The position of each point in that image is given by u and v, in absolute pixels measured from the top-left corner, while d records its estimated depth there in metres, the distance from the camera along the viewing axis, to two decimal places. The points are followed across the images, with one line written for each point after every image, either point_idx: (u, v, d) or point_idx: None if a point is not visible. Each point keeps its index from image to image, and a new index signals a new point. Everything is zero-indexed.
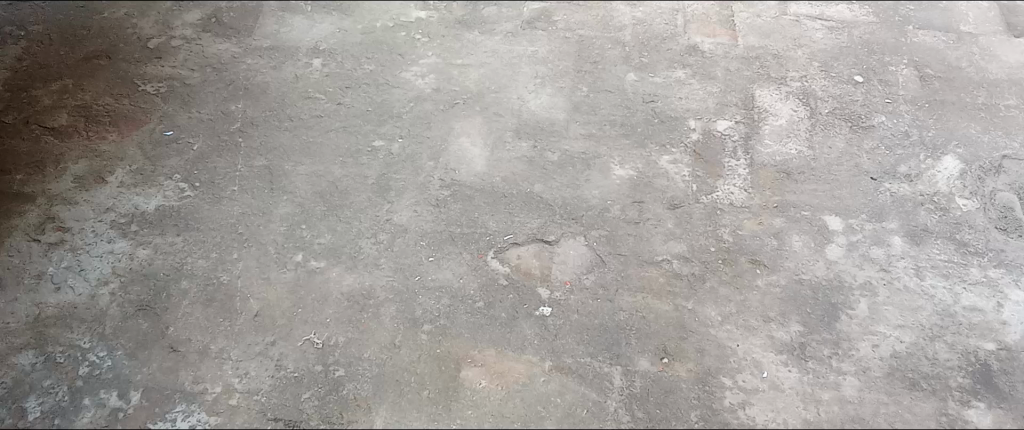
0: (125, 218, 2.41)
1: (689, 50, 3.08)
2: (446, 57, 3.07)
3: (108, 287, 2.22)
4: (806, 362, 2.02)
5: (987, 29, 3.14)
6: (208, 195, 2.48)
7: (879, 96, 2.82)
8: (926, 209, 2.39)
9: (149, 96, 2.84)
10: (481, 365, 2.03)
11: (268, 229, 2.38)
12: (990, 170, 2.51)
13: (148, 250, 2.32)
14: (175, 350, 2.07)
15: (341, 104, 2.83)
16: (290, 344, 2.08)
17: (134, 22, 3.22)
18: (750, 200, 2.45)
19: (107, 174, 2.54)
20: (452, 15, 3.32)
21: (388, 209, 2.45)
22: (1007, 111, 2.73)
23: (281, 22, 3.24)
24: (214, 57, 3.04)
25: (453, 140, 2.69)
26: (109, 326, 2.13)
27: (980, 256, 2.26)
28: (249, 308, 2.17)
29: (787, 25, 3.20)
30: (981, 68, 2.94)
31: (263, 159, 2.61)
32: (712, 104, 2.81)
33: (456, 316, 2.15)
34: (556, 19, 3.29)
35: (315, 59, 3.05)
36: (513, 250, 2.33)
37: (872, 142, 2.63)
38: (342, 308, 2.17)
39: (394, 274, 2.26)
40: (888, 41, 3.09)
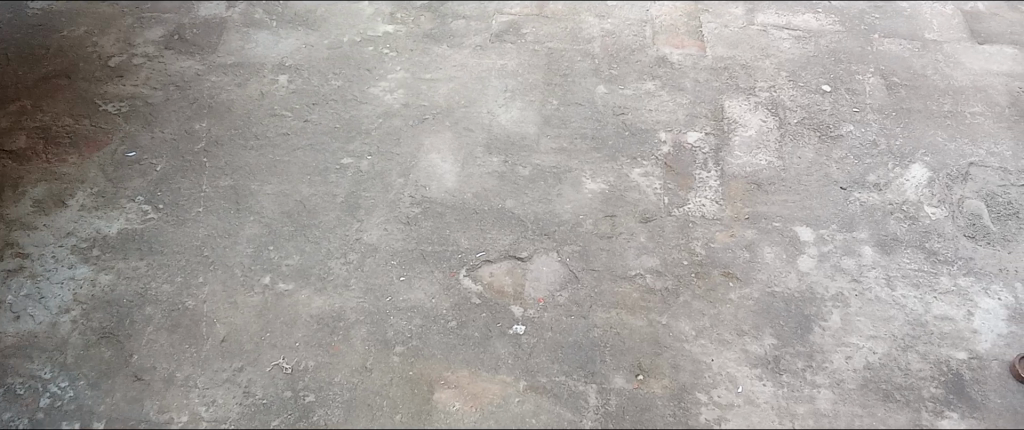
0: (86, 242, 2.35)
1: (658, 62, 3.08)
2: (415, 71, 3.04)
3: (69, 315, 2.16)
4: (780, 376, 2.01)
5: (950, 37, 3.18)
6: (172, 217, 2.43)
7: (847, 105, 2.84)
8: (896, 218, 2.41)
9: (110, 116, 2.78)
10: (454, 386, 2.00)
11: (234, 250, 2.34)
12: (957, 177, 2.54)
13: (110, 275, 2.26)
14: (139, 379, 2.01)
15: (308, 121, 2.79)
16: (258, 370, 2.04)
17: (94, 39, 3.15)
18: (722, 212, 2.45)
19: (67, 197, 2.48)
20: (420, 28, 3.29)
21: (358, 228, 2.41)
22: (972, 119, 2.76)
23: (246, 38, 3.19)
24: (178, 75, 2.98)
25: (423, 156, 2.66)
26: (70, 355, 2.07)
27: (949, 264, 2.27)
28: (216, 333, 2.12)
29: (754, 35, 3.22)
30: (946, 75, 2.97)
31: (229, 179, 2.56)
32: (682, 116, 2.80)
33: (428, 337, 2.12)
34: (525, 31, 3.27)
35: (281, 76, 3.00)
36: (485, 267, 2.30)
37: (841, 151, 2.64)
38: (312, 331, 2.13)
39: (364, 294, 2.22)
40: (855, 50, 3.11)
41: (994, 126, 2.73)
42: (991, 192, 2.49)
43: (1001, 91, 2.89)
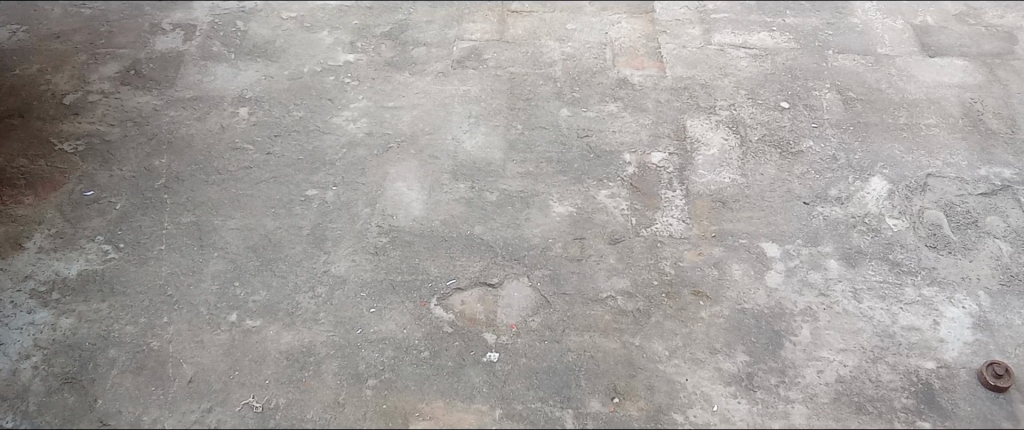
0: (45, 285, 2.28)
1: (619, 83, 3.11)
2: (378, 100, 3.03)
3: (29, 361, 2.09)
4: (755, 393, 2.02)
5: (902, 51, 3.26)
6: (134, 256, 2.37)
7: (806, 121, 2.89)
8: (859, 231, 2.45)
9: (67, 155, 2.72)
10: (430, 418, 1.98)
11: (199, 288, 2.29)
12: (916, 189, 2.59)
13: (71, 318, 2.20)
14: (105, 425, 1.95)
15: (271, 154, 2.76)
16: (228, 410, 1.99)
17: (48, 77, 3.09)
18: (689, 230, 2.46)
19: (24, 240, 2.41)
20: (381, 56, 3.29)
21: (325, 260, 2.38)
22: (927, 130, 2.83)
23: (204, 71, 3.15)
24: (135, 111, 2.93)
25: (389, 185, 2.64)
26: (31, 403, 2.00)
27: (913, 275, 2.32)
28: (183, 374, 2.07)
29: (713, 54, 3.26)
30: (899, 88, 3.04)
31: (191, 215, 2.52)
32: (645, 136, 2.83)
33: (401, 368, 2.09)
34: (486, 57, 3.28)
35: (241, 108, 2.97)
36: (455, 295, 2.28)
37: (802, 167, 2.69)
38: (282, 367, 2.09)
39: (334, 328, 2.19)
40: (810, 67, 3.18)
41: (949, 137, 2.79)
42: (949, 202, 2.55)
43: (954, 102, 2.96)
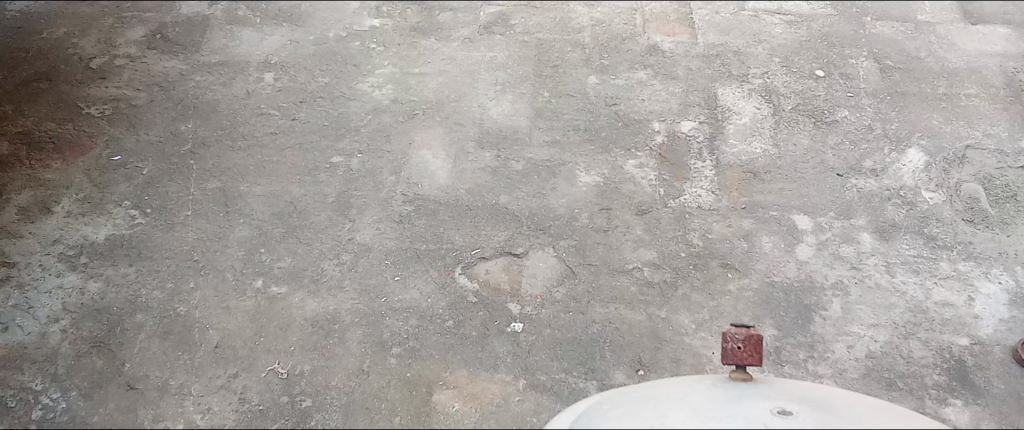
0: (73, 250, 2.30)
1: (649, 50, 3.04)
2: (403, 66, 3.00)
3: (59, 325, 2.12)
4: (782, 367, 2.00)
5: (943, 18, 3.15)
6: (160, 222, 2.38)
7: (841, 90, 2.81)
8: (894, 204, 2.39)
9: (94, 120, 2.72)
10: (453, 387, 1.97)
11: (225, 254, 2.29)
12: (954, 161, 2.52)
13: (100, 282, 2.22)
14: (133, 388, 1.97)
15: (296, 120, 2.74)
16: (253, 376, 2.00)
17: (75, 41, 3.09)
18: (718, 202, 2.42)
19: (52, 204, 2.43)
20: (407, 22, 3.24)
21: (350, 228, 2.38)
22: (968, 101, 2.74)
23: (230, 36, 3.13)
24: (161, 75, 2.93)
25: (415, 153, 2.62)
26: (61, 366, 2.02)
27: (949, 249, 2.26)
28: (209, 339, 2.08)
29: (746, 21, 3.18)
30: (939, 57, 2.95)
31: (217, 181, 2.51)
32: (675, 105, 2.77)
33: (425, 337, 2.09)
34: (514, 22, 3.23)
35: (267, 74, 2.95)
36: (480, 265, 2.27)
37: (836, 137, 2.62)
38: (307, 334, 2.10)
39: (358, 296, 2.19)
40: (848, 34, 3.09)
41: (990, 108, 2.71)
42: (988, 175, 2.48)
43: (995, 72, 2.87)
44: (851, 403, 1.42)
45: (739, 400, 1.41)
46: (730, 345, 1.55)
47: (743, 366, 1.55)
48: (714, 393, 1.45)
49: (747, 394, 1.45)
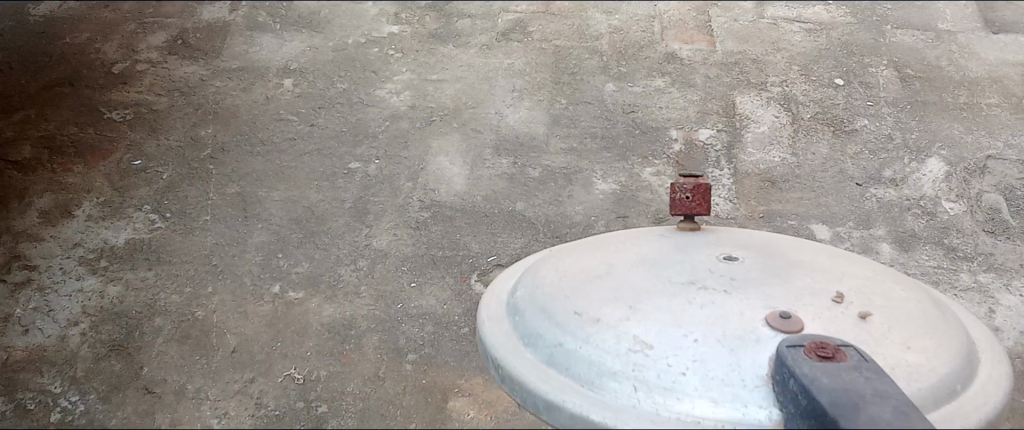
0: (94, 254, 2.32)
1: (667, 58, 3.03)
2: (421, 72, 3.01)
3: (79, 327, 2.14)
4: None
5: (965, 26, 3.13)
6: (179, 226, 2.40)
7: (861, 99, 2.79)
8: (913, 214, 2.37)
9: (115, 124, 2.75)
10: (469, 395, 1.97)
11: (243, 259, 2.31)
12: (975, 171, 2.49)
13: (119, 286, 2.24)
14: (150, 392, 1.98)
15: (314, 126, 2.76)
16: (269, 381, 2.01)
17: (97, 46, 3.12)
18: (736, 211, 2.41)
19: (74, 208, 2.46)
20: (426, 28, 3.26)
21: (367, 234, 2.38)
22: (989, 110, 2.71)
23: (250, 42, 3.16)
24: (182, 81, 2.95)
25: (432, 159, 2.63)
26: (80, 369, 2.05)
27: (969, 261, 2.24)
28: (227, 344, 2.10)
29: (765, 28, 3.17)
30: (961, 66, 2.92)
31: (235, 187, 2.53)
32: (693, 113, 2.76)
33: (441, 344, 2.09)
34: (532, 29, 3.23)
35: (286, 79, 2.97)
36: (496, 272, 2.27)
37: (856, 147, 2.60)
38: (323, 340, 2.10)
39: (374, 302, 2.20)
40: (868, 42, 3.06)
41: (1012, 118, 2.68)
42: (1010, 185, 2.45)
43: (1018, 81, 2.84)
44: (788, 258, 1.38)
45: (685, 246, 1.42)
46: (679, 196, 1.49)
47: (691, 216, 1.51)
48: (654, 243, 1.45)
49: (683, 243, 1.44)
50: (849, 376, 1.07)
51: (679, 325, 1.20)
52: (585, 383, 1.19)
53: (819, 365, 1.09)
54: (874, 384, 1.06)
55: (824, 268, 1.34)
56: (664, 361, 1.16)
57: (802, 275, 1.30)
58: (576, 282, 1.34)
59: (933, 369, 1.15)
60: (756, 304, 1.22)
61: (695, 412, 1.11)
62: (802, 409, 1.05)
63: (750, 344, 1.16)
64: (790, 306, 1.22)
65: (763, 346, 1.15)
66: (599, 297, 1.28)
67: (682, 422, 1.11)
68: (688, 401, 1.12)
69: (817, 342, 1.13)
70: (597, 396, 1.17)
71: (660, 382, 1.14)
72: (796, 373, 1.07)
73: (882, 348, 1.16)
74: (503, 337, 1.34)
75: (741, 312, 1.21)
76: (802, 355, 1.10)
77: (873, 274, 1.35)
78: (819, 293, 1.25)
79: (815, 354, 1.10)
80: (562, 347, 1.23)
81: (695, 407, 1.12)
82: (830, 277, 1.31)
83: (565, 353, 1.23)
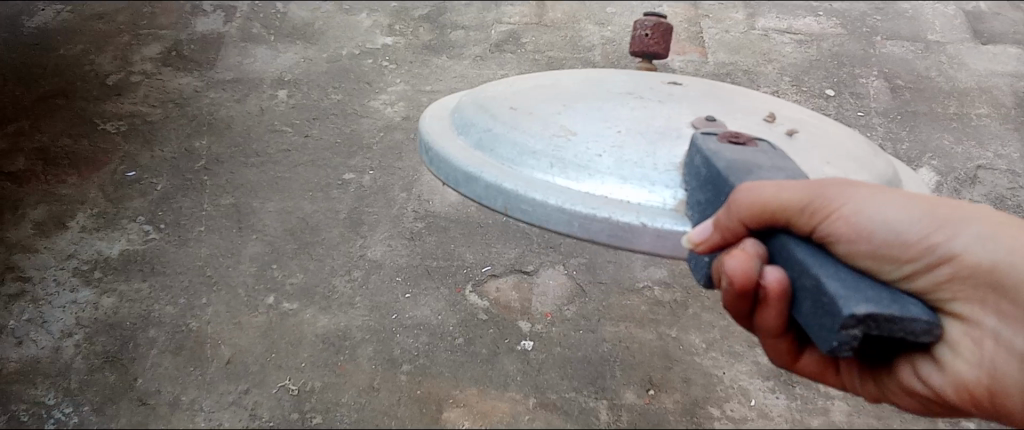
0: (88, 265, 2.32)
1: (659, 69, 3.05)
2: (415, 83, 3.02)
3: (73, 339, 2.13)
4: (794, 388, 2.01)
5: (953, 37, 3.16)
6: (173, 237, 2.40)
7: (852, 109, 2.81)
8: None
9: (109, 136, 2.75)
10: (464, 405, 1.97)
11: (237, 270, 2.31)
12: (965, 181, 2.52)
13: (113, 297, 2.23)
14: (145, 403, 1.98)
15: (309, 137, 2.77)
16: (264, 392, 2.01)
17: (91, 57, 3.13)
18: None
19: (68, 219, 2.45)
20: (419, 39, 3.27)
21: (362, 244, 2.39)
22: (979, 121, 2.74)
23: (244, 53, 3.17)
24: (176, 92, 2.96)
25: (426, 170, 2.63)
26: (74, 381, 2.04)
27: None
28: (221, 355, 2.09)
29: (756, 40, 3.20)
30: (950, 77, 2.95)
31: (229, 197, 2.54)
32: None
33: (435, 355, 2.09)
34: (525, 40, 3.25)
35: (280, 90, 2.98)
36: (491, 282, 2.29)
37: None
38: (318, 351, 2.11)
39: (369, 313, 2.20)
40: (858, 53, 3.09)
41: (1001, 128, 2.71)
42: (1000, 195, 2.47)
43: (1006, 91, 2.87)
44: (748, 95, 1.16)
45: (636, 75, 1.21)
46: (638, 34, 1.45)
47: (651, 55, 1.45)
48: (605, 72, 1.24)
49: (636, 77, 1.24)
50: (764, 159, 0.88)
51: (605, 120, 1.00)
52: (506, 163, 1.00)
53: (729, 148, 0.89)
54: (784, 170, 0.86)
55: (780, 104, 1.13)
56: (583, 145, 0.96)
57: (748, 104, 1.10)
58: (522, 86, 1.15)
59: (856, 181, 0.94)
60: (682, 114, 1.02)
61: (602, 191, 0.92)
62: (711, 188, 0.86)
63: (671, 138, 0.96)
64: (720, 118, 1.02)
65: (682, 143, 0.95)
66: (536, 96, 1.08)
67: (587, 200, 0.91)
68: (599, 177, 0.93)
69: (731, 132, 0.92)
70: (513, 174, 0.98)
71: (575, 161, 0.95)
72: (701, 147, 0.88)
73: (800, 155, 0.96)
74: (441, 129, 1.15)
75: (668, 118, 1.01)
76: (717, 138, 0.91)
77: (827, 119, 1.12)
78: (753, 116, 1.04)
79: (732, 140, 0.90)
80: (490, 129, 1.04)
81: (603, 183, 0.92)
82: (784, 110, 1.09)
83: (491, 136, 1.03)
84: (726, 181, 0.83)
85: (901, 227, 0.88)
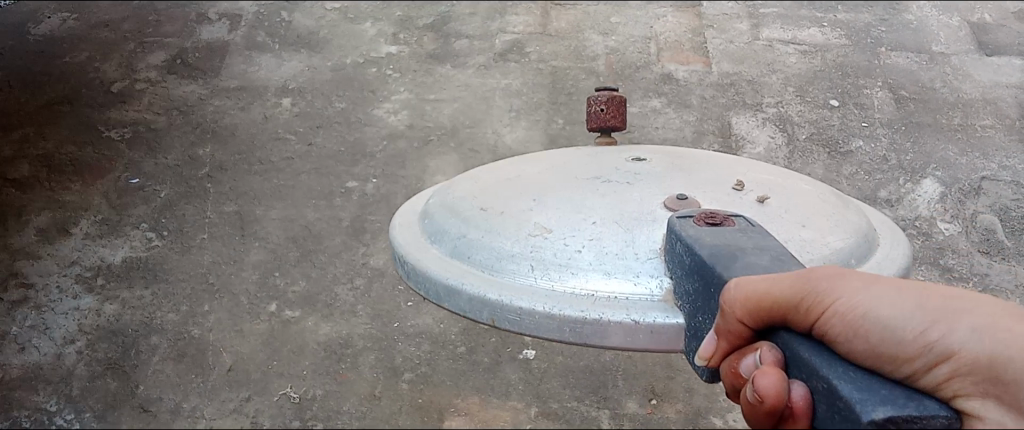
0: (91, 272, 2.32)
1: (663, 79, 3.06)
2: (419, 92, 3.03)
3: (75, 345, 2.13)
4: None
5: (958, 49, 3.16)
6: (176, 245, 2.40)
7: (856, 120, 2.81)
8: (908, 235, 2.38)
9: (114, 143, 2.76)
10: (465, 414, 1.96)
11: (240, 277, 2.31)
12: (969, 192, 2.52)
13: (115, 304, 2.23)
14: (146, 410, 1.98)
15: (312, 145, 2.77)
16: (265, 400, 2.01)
17: (96, 65, 3.14)
18: None
19: (72, 226, 2.46)
20: (424, 48, 3.28)
21: (365, 252, 2.39)
22: (983, 132, 2.74)
23: (249, 61, 3.18)
24: (180, 100, 2.97)
25: (429, 178, 2.63)
26: (76, 387, 2.04)
27: (965, 281, 2.25)
28: (223, 362, 2.09)
29: (760, 50, 3.19)
30: (954, 88, 2.95)
31: (233, 205, 2.54)
32: (689, 133, 2.78)
33: (438, 363, 2.09)
34: (529, 50, 3.25)
35: (284, 99, 2.98)
36: None
37: (851, 167, 2.62)
38: (320, 358, 2.10)
39: (372, 321, 2.20)
40: (862, 64, 3.09)
41: (1005, 139, 2.70)
42: (1004, 206, 2.47)
43: (1011, 103, 2.87)
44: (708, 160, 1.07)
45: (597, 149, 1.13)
46: (593, 110, 1.21)
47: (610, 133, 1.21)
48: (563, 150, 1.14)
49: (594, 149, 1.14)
50: (744, 239, 0.79)
51: (580, 211, 0.90)
52: (485, 271, 0.89)
53: (707, 232, 0.80)
54: (762, 248, 0.78)
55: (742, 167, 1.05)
56: (560, 241, 0.87)
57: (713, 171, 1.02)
58: (478, 175, 1.06)
59: (828, 245, 0.87)
60: (655, 191, 0.94)
61: (588, 288, 0.83)
62: (694, 278, 0.77)
63: (648, 221, 0.88)
64: (690, 193, 0.94)
65: (659, 225, 0.88)
66: (501, 190, 0.99)
67: (573, 301, 0.83)
68: (582, 275, 0.84)
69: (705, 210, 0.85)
70: (493, 283, 0.87)
71: (554, 259, 0.86)
72: (680, 235, 0.79)
73: (771, 223, 0.89)
74: (411, 237, 1.02)
75: (640, 197, 0.93)
76: (692, 222, 0.82)
77: (779, 172, 1.06)
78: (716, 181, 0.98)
79: (707, 222, 0.82)
80: (465, 236, 0.93)
81: (588, 281, 0.84)
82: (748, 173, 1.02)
83: (466, 244, 0.93)
84: (713, 274, 0.74)
85: (892, 322, 0.68)
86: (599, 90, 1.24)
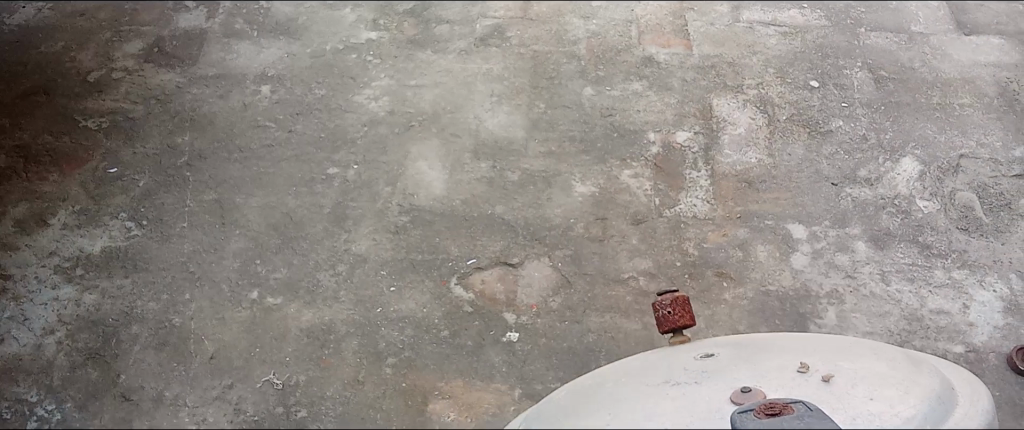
0: (70, 262, 2.30)
1: (644, 62, 3.06)
2: (399, 78, 3.01)
3: (55, 336, 2.12)
4: None
5: (936, 29, 3.17)
6: (156, 233, 2.39)
7: (835, 100, 2.82)
8: (888, 213, 2.40)
9: (91, 132, 2.73)
10: (449, 397, 1.98)
11: (221, 265, 2.30)
12: (948, 170, 2.53)
13: (95, 294, 2.22)
14: (128, 399, 1.97)
15: (292, 132, 2.75)
16: (248, 386, 2.00)
17: (73, 55, 3.10)
18: (713, 212, 2.42)
19: (50, 216, 2.43)
20: (404, 34, 3.26)
21: (346, 238, 2.38)
22: (962, 110, 2.75)
23: (227, 49, 3.15)
24: (158, 88, 2.94)
25: (411, 164, 2.63)
26: (56, 377, 2.02)
27: (943, 257, 2.27)
28: (205, 350, 2.08)
29: (741, 32, 3.20)
30: (933, 67, 2.96)
31: (213, 193, 2.52)
32: (670, 116, 2.78)
33: (421, 347, 2.09)
34: (510, 35, 3.24)
35: (263, 86, 2.96)
36: (476, 275, 2.27)
37: (831, 147, 2.63)
38: (302, 345, 2.10)
39: (354, 307, 2.19)
40: (842, 45, 3.10)
41: (984, 117, 2.72)
42: (982, 184, 2.49)
43: (989, 81, 2.89)
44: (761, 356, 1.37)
45: (669, 352, 1.46)
46: (661, 312, 1.53)
47: (678, 329, 1.52)
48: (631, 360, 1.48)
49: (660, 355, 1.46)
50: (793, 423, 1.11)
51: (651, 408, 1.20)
52: None
53: (763, 421, 1.13)
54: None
55: (797, 350, 1.39)
56: None
57: (771, 358, 1.35)
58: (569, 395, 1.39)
59: (897, 414, 1.15)
60: (721, 387, 1.25)
61: None
62: None
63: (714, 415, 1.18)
64: (753, 383, 1.26)
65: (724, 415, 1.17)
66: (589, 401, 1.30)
67: None
68: None
69: (765, 403, 1.17)
70: None
71: None
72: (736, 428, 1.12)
73: (843, 403, 1.19)
74: None
75: (708, 397, 1.22)
76: (751, 415, 1.15)
77: (836, 351, 1.38)
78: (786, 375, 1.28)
79: (762, 414, 1.14)
80: None
81: None
82: (798, 354, 1.36)
83: None
84: None
85: None
86: (663, 292, 1.57)
